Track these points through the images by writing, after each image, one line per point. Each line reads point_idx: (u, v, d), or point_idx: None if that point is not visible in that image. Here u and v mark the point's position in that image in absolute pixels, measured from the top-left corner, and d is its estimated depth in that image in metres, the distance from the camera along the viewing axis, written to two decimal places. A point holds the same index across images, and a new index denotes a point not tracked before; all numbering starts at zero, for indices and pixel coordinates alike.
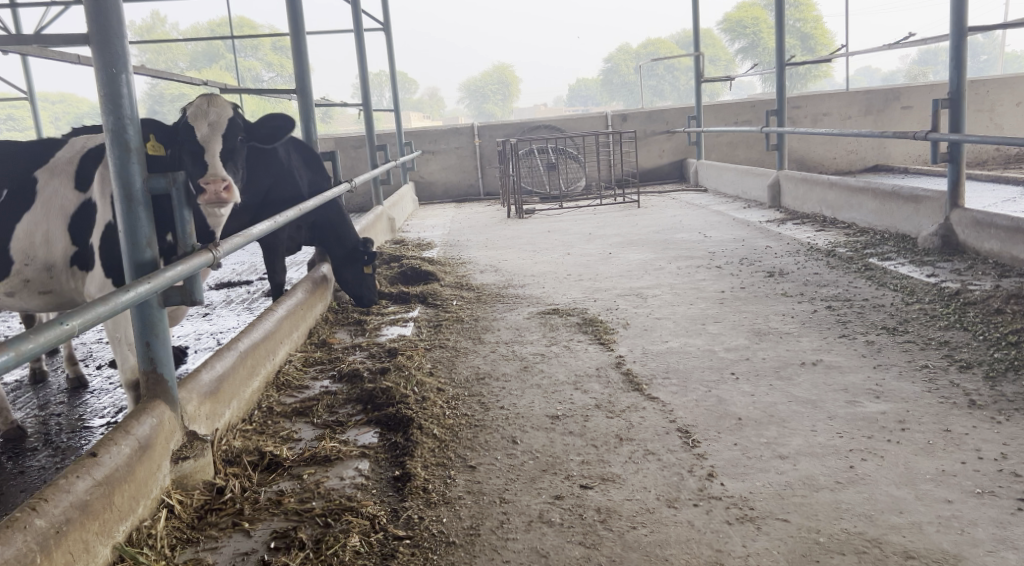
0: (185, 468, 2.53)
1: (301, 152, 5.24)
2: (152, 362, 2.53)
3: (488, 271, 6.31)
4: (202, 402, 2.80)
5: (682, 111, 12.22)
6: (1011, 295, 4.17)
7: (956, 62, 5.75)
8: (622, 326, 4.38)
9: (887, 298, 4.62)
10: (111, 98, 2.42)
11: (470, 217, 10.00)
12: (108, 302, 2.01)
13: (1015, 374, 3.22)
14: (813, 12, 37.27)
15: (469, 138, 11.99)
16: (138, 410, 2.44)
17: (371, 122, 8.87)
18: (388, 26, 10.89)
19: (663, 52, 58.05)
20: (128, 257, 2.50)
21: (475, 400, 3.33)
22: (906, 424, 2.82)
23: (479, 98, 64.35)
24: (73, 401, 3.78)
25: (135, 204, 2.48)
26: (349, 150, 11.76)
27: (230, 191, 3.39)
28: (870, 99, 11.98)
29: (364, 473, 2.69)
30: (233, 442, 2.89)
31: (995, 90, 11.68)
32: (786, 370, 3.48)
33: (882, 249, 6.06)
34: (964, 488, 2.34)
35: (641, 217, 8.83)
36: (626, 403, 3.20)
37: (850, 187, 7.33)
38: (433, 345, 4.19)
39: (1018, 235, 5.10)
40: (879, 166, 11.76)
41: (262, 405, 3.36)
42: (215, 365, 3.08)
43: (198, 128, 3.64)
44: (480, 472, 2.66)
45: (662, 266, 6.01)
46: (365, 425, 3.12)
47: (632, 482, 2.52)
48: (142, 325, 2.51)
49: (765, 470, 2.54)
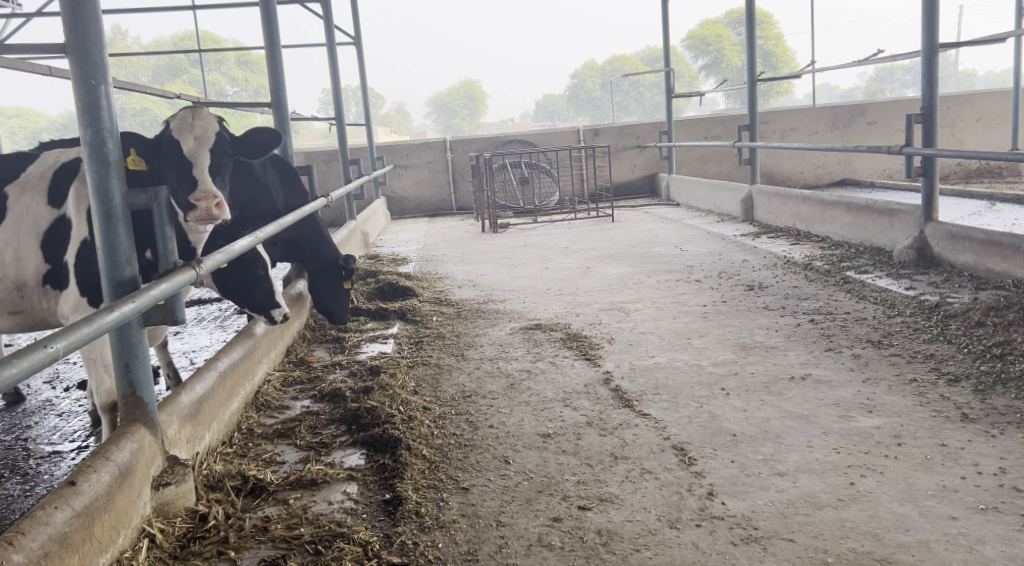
0: (166, 494, 2.42)
1: (278, 167, 5.15)
2: (132, 385, 2.43)
3: (466, 286, 6.24)
4: (183, 425, 2.70)
5: (653, 127, 12.28)
6: (991, 307, 4.19)
7: (928, 78, 5.80)
8: (607, 341, 4.33)
9: (869, 311, 4.62)
10: (89, 110, 2.32)
11: (445, 232, 9.92)
12: (93, 323, 1.92)
13: (1004, 388, 3.22)
14: (774, 29, 37.97)
15: (441, 153, 11.94)
16: (116, 435, 2.33)
17: (344, 136, 8.75)
18: (359, 41, 10.83)
19: (628, 67, 58.54)
20: (107, 274, 2.40)
21: (463, 419, 3.25)
22: (901, 439, 2.80)
23: (446, 114, 64.26)
24: (42, 425, 3.63)
25: (115, 220, 2.38)
26: (320, 164, 11.63)
27: (223, 208, 3.28)
28: (837, 114, 12.14)
29: (354, 497, 2.60)
30: (215, 466, 2.78)
31: (956, 106, 11.91)
32: (776, 385, 3.45)
33: (858, 262, 6.10)
34: (967, 504, 2.31)
35: (616, 231, 8.81)
36: (618, 420, 3.14)
37: (824, 201, 7.38)
38: (415, 362, 4.11)
39: (993, 247, 5.15)
40: (846, 180, 11.90)
41: (242, 427, 3.25)
42: (194, 388, 2.97)
43: (184, 142, 3.50)
44: (473, 494, 2.58)
45: (641, 280, 5.98)
46: (351, 446, 3.03)
47: (632, 502, 2.46)
48: (121, 346, 2.42)
49: (765, 488, 2.50)
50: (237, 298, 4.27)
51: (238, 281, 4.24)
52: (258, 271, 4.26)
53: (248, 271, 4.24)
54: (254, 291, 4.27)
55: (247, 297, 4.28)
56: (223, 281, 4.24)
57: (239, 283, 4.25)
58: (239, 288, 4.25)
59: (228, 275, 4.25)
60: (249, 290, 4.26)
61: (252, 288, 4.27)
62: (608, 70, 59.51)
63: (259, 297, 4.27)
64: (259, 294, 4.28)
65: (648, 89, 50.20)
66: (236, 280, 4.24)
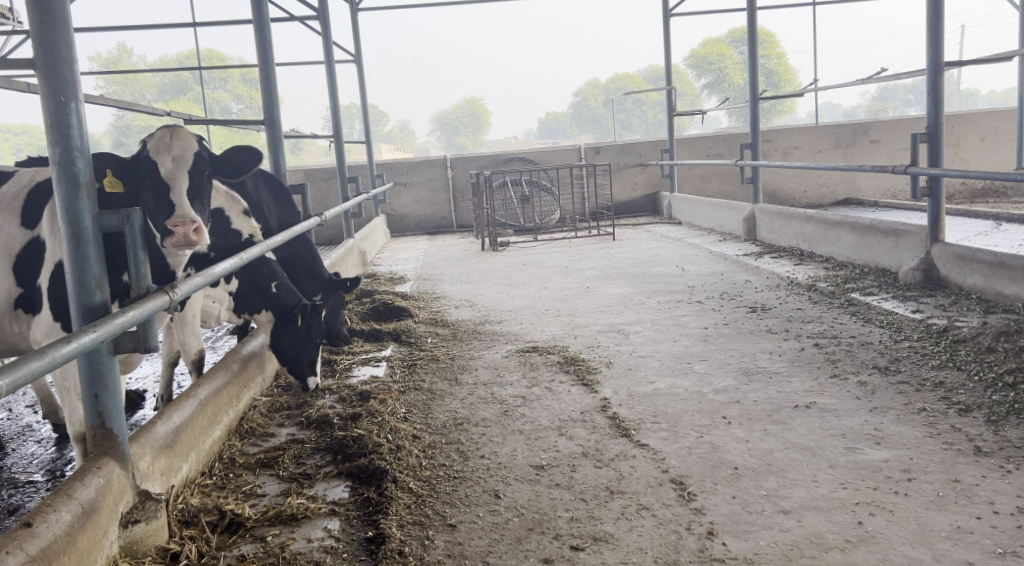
0: (135, 532, 2.29)
1: (270, 185, 5.07)
2: (100, 416, 2.31)
3: (463, 306, 6.13)
4: (157, 457, 2.58)
5: (655, 145, 12.18)
6: (1001, 332, 4.07)
7: (933, 97, 5.67)
8: (605, 364, 4.21)
9: (875, 335, 4.49)
10: (58, 127, 2.22)
11: (444, 250, 9.82)
12: (43, 357, 1.79)
13: (1018, 418, 3.08)
14: (777, 48, 37.94)
15: (442, 170, 11.86)
16: (82, 470, 2.21)
17: (341, 153, 8.64)
18: (358, 58, 10.78)
19: (632, 86, 58.60)
20: (76, 300, 2.28)
21: (454, 449, 3.12)
22: (911, 473, 2.66)
23: (449, 131, 64.31)
24: (20, 451, 3.51)
25: (85, 243, 2.27)
26: (319, 181, 11.55)
27: (200, 233, 3.18)
28: (839, 133, 12.04)
29: (335, 534, 2.48)
30: (192, 499, 2.66)
31: (960, 125, 11.83)
32: (779, 414, 3.32)
33: (863, 283, 5.98)
34: (983, 547, 2.19)
35: (617, 250, 8.69)
36: (615, 451, 3.02)
37: (827, 220, 7.26)
38: (407, 387, 3.98)
39: (1002, 269, 5.03)
40: (849, 199, 11.80)
41: (224, 455, 3.13)
42: (172, 416, 2.84)
43: (161, 163, 3.40)
44: (461, 532, 2.46)
45: (642, 301, 5.86)
46: (336, 478, 2.90)
47: (627, 542, 2.35)
48: (90, 376, 2.29)
49: (768, 527, 2.37)
50: (283, 356, 4.12)
51: (295, 343, 4.14)
52: (315, 341, 4.19)
53: (308, 339, 4.18)
54: (300, 356, 4.09)
55: (291, 360, 4.09)
56: (277, 335, 4.18)
57: (292, 345, 4.12)
58: (289, 345, 4.15)
59: (287, 336, 4.17)
60: (298, 352, 4.10)
61: (303, 352, 4.11)
62: (611, 88, 59.53)
63: (307, 359, 4.08)
64: (303, 361, 4.08)
65: (650, 108, 50.29)
66: (291, 342, 4.14)
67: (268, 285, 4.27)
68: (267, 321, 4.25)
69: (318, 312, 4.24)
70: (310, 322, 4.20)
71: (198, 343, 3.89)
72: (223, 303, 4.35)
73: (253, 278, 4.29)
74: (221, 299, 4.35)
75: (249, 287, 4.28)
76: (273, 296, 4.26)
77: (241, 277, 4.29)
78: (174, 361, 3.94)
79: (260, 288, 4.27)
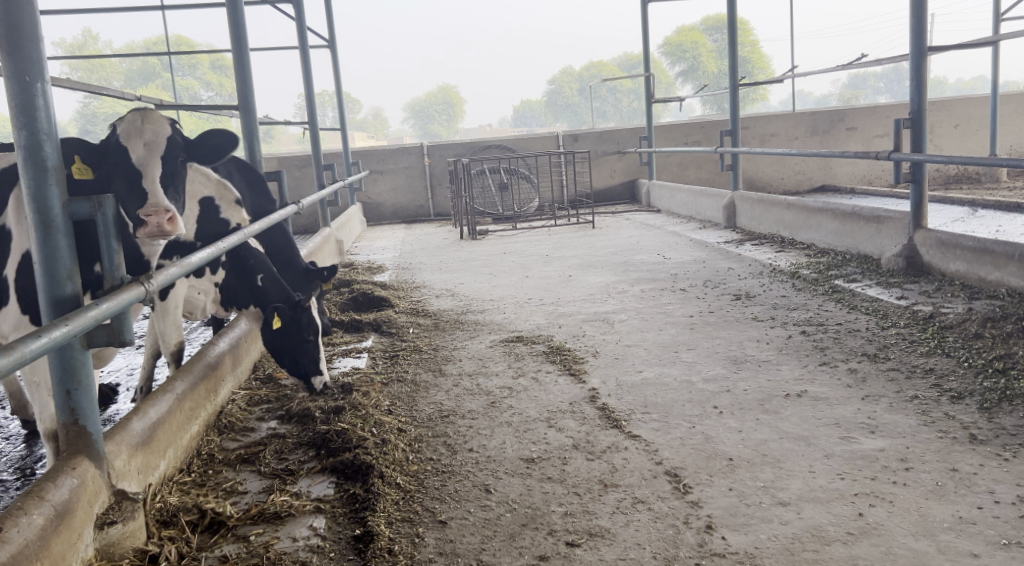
0: (112, 534, 2.19)
1: (245, 172, 4.93)
2: (73, 413, 2.20)
3: (444, 295, 6.03)
4: (133, 455, 2.48)
5: (633, 132, 12.12)
6: (987, 318, 4.05)
7: (916, 83, 5.64)
8: (591, 354, 4.14)
9: (861, 322, 4.46)
10: (23, 109, 2.09)
11: (422, 238, 9.70)
12: (12, 354, 1.69)
13: (1011, 405, 3.06)
14: (750, 37, 38.04)
15: (418, 158, 11.72)
16: (54, 470, 2.11)
17: (317, 140, 8.48)
18: (333, 43, 10.62)
19: (606, 73, 58.56)
20: (46, 292, 2.16)
21: (441, 443, 3.04)
22: (909, 463, 2.62)
23: (423, 119, 63.91)
24: None
25: (54, 232, 2.15)
26: (294, 169, 11.37)
27: (175, 222, 3.06)
28: (816, 119, 12.05)
29: (321, 532, 2.39)
30: (170, 498, 2.56)
31: (934, 112, 11.88)
32: (771, 403, 3.26)
33: (846, 270, 5.96)
34: (987, 538, 2.15)
35: (597, 237, 8.63)
36: (607, 443, 2.95)
37: (808, 207, 7.24)
38: (390, 379, 3.88)
39: (985, 255, 5.01)
40: (826, 186, 11.82)
41: (202, 452, 3.02)
42: (148, 412, 2.73)
43: (133, 149, 3.29)
44: (452, 529, 2.38)
45: (624, 289, 5.81)
46: (320, 474, 2.81)
47: (624, 537, 2.28)
48: (62, 370, 2.18)
49: (768, 520, 2.32)
50: (287, 361, 3.88)
51: (287, 345, 3.89)
52: (309, 337, 3.89)
53: (302, 334, 3.89)
54: (301, 355, 3.85)
55: (292, 363, 3.86)
56: (270, 339, 3.94)
57: (286, 348, 3.88)
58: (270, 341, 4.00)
59: (280, 338, 3.91)
60: (295, 353, 3.86)
61: (299, 353, 3.85)
62: (585, 76, 59.43)
63: (303, 361, 3.82)
64: (305, 359, 3.83)
65: (625, 97, 50.25)
66: (284, 345, 3.89)
67: (254, 280, 4.11)
68: (257, 317, 4.16)
69: (300, 306, 3.93)
70: (294, 319, 3.90)
71: (177, 334, 3.77)
72: (209, 295, 4.25)
73: (240, 270, 4.16)
74: (207, 291, 4.23)
75: (234, 279, 4.18)
76: (260, 291, 4.10)
77: (226, 269, 4.18)
78: (155, 353, 3.87)
79: (247, 282, 4.13)
